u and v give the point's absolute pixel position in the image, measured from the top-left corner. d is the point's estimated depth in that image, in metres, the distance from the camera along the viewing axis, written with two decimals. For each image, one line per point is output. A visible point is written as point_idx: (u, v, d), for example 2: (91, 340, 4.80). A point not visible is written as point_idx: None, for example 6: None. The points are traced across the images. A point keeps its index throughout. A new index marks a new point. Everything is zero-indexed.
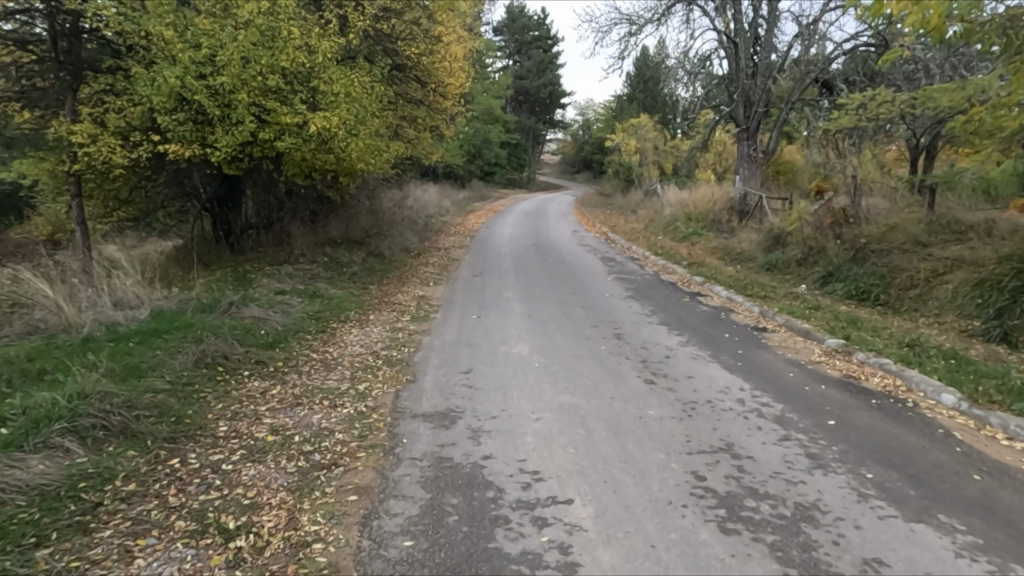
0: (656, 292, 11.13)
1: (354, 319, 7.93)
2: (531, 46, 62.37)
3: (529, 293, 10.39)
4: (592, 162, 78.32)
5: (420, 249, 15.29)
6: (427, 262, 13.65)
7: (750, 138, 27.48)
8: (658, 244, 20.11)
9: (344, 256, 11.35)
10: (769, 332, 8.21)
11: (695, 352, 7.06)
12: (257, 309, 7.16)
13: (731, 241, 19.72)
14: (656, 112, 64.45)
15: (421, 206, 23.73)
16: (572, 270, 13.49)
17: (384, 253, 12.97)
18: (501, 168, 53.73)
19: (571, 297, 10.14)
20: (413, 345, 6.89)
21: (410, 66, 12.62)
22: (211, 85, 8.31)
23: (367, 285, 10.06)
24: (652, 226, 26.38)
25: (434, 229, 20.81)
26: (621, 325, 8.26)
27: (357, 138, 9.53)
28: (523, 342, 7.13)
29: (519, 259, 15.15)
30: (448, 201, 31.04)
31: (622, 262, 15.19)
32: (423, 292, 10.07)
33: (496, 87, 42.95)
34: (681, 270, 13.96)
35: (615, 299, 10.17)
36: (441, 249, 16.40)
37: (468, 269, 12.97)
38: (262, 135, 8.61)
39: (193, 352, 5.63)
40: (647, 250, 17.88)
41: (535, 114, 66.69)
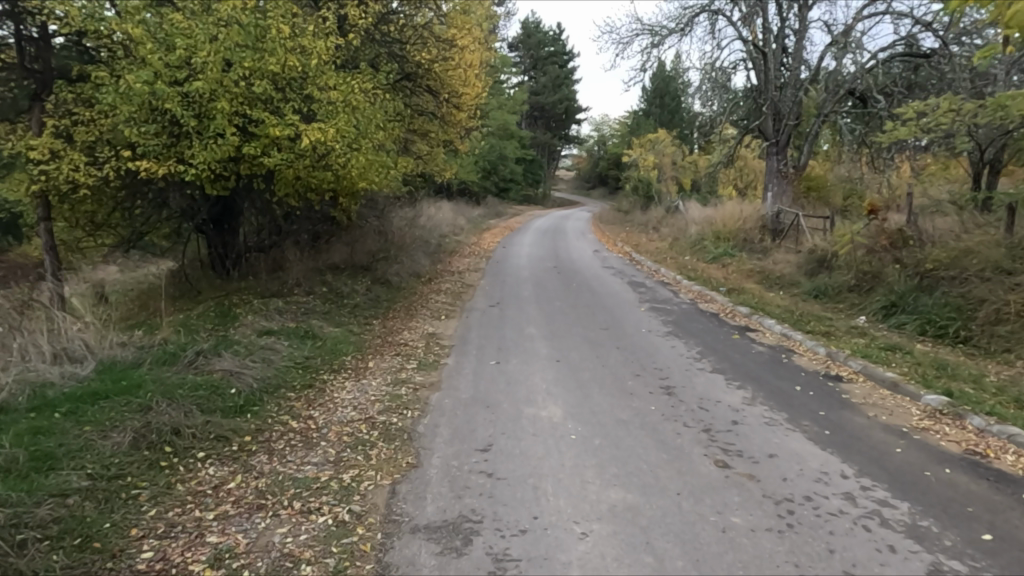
0: (699, 327, 9.73)
1: (350, 368, 6.66)
2: (547, 62, 61.57)
3: (555, 328, 9.06)
4: (608, 178, 77.15)
5: (431, 275, 14.07)
6: (439, 290, 12.41)
7: (779, 153, 26.12)
8: (687, 265, 18.76)
9: (345, 286, 10.13)
10: (847, 384, 6.82)
11: (767, 416, 5.69)
12: (230, 360, 5.92)
13: (767, 263, 18.31)
14: (673, 127, 63.25)
15: (434, 225, 22.55)
16: (599, 298, 12.17)
17: (391, 280, 11.77)
18: (516, 184, 52.71)
19: (604, 335, 8.78)
20: (419, 406, 5.61)
21: (420, 75, 11.57)
22: (186, 92, 7.15)
23: (369, 321, 8.82)
24: (677, 245, 25.02)
25: (447, 250, 19.62)
26: (669, 374, 6.89)
27: (359, 153, 8.35)
28: (554, 403, 5.79)
29: (541, 284, 13.86)
30: (462, 219, 29.95)
31: (653, 288, 13.82)
32: (435, 329, 8.80)
33: (511, 102, 42.02)
34: (721, 297, 12.57)
35: (654, 337, 8.82)
36: (454, 273, 15.15)
37: (486, 297, 11.69)
38: (247, 150, 7.45)
39: (133, 428, 4.37)
40: (677, 273, 16.53)
41: (550, 130, 65.78)
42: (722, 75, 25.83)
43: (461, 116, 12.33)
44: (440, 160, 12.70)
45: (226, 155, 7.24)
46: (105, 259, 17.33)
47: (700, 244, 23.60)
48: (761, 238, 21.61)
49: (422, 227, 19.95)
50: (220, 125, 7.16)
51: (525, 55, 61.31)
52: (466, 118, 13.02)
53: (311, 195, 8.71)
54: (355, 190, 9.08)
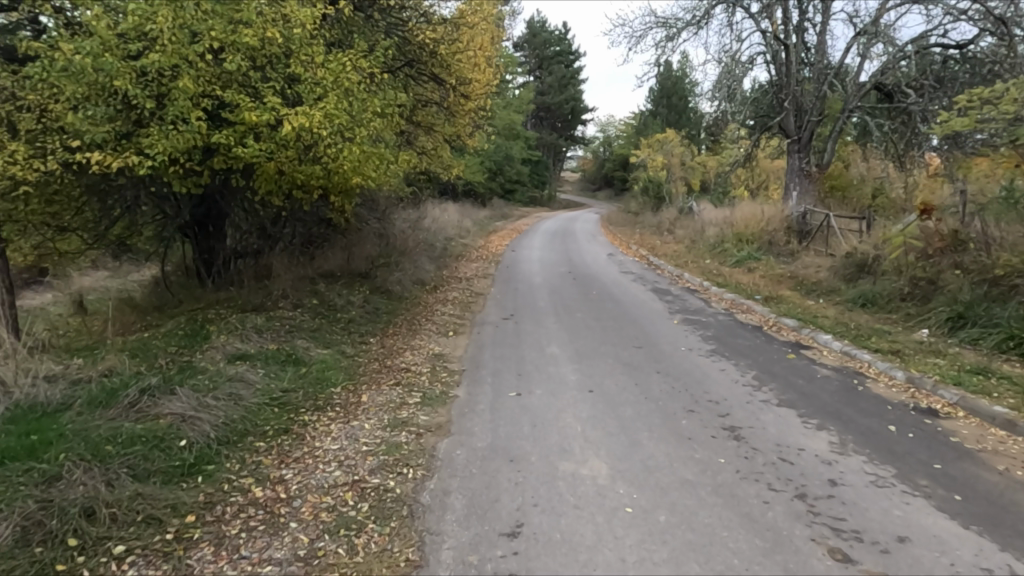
0: (744, 344, 8.44)
1: (338, 404, 5.40)
2: (553, 61, 60.36)
3: (581, 348, 7.78)
4: (614, 179, 75.90)
5: (438, 282, 12.86)
6: (445, 299, 11.18)
7: (802, 151, 24.88)
8: (710, 269, 17.51)
9: (339, 296, 8.92)
10: (949, 421, 5.55)
11: (870, 472, 4.40)
12: (185, 398, 4.72)
13: (797, 267, 17.04)
14: (682, 127, 62.06)
15: (439, 227, 21.31)
16: (624, 309, 10.91)
17: (394, 289, 10.56)
18: (523, 186, 51.59)
19: (639, 356, 7.51)
20: (422, 461, 4.35)
21: (424, 60, 10.46)
22: (142, 68, 5.95)
23: (366, 340, 7.57)
24: (695, 248, 23.78)
25: (453, 255, 18.40)
26: (730, 411, 5.60)
27: (354, 143, 7.13)
28: (596, 455, 4.52)
29: (556, 293, 12.62)
30: (469, 221, 28.80)
31: (681, 297, 12.53)
32: (442, 348, 7.54)
33: (517, 102, 40.91)
34: (759, 306, 11.28)
35: (699, 358, 7.56)
36: (462, 279, 13.93)
37: (497, 309, 10.41)
38: (217, 139, 6.24)
39: (25, 511, 3.18)
40: (703, 279, 15.26)
41: (556, 130, 64.62)
42: (742, 70, 24.63)
43: (470, 106, 11.19)
44: (449, 158, 11.54)
45: (190, 143, 6.02)
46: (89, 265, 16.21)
47: (720, 247, 22.33)
48: (787, 241, 20.34)
49: (425, 229, 18.73)
50: (183, 108, 5.95)
51: (531, 55, 60.12)
52: (475, 109, 11.87)
53: (298, 194, 7.49)
54: (350, 189, 7.86)
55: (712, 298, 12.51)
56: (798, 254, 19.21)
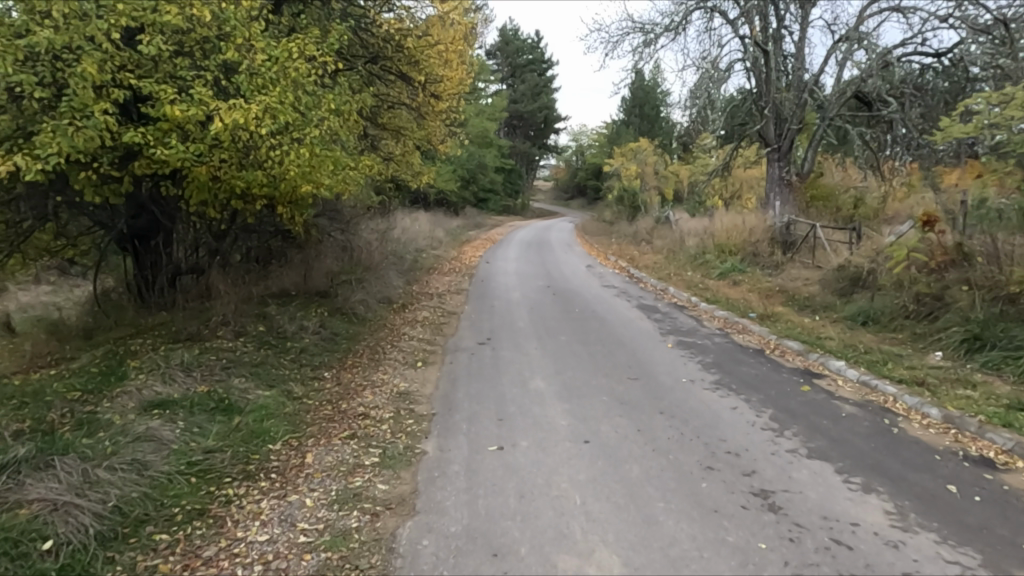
0: (750, 372, 7.53)
1: (274, 469, 4.30)
2: (526, 70, 59.77)
3: (569, 381, 6.79)
4: (587, 188, 75.45)
5: (407, 300, 11.81)
6: (414, 320, 10.12)
7: (781, 160, 24.40)
8: (695, 282, 16.72)
9: (292, 320, 7.81)
10: (1013, 477, 4.66)
11: (950, 561, 3.46)
12: (65, 474, 3.60)
13: (785, 281, 16.35)
14: (655, 136, 61.85)
15: (409, 238, 20.24)
16: (611, 330, 9.97)
17: (357, 310, 9.48)
18: (496, 195, 50.68)
19: (636, 391, 6.54)
20: (376, 560, 3.29)
21: (389, 55, 9.52)
22: (34, 51, 4.83)
23: (318, 378, 6.48)
24: (675, 259, 23.05)
25: (424, 268, 17.34)
26: (756, 469, 4.64)
27: (303, 145, 6.07)
28: (602, 543, 3.51)
29: (536, 311, 11.65)
30: (441, 231, 27.75)
31: (670, 315, 11.64)
32: (409, 384, 6.48)
33: (490, 110, 40.03)
34: (756, 326, 10.42)
35: (704, 392, 6.61)
36: (433, 296, 12.87)
37: (473, 332, 9.38)
38: (131, 137, 5.12)
39: None
40: (689, 293, 14.42)
41: (529, 139, 63.89)
42: (721, 77, 24.07)
43: (441, 106, 10.24)
44: (420, 164, 10.56)
45: (93, 143, 4.91)
46: (23, 282, 14.78)
47: (701, 257, 21.63)
48: (770, 252, 19.69)
49: (395, 241, 17.66)
50: (83, 99, 4.84)
51: (503, 63, 59.43)
52: (447, 112, 10.94)
53: (239, 204, 6.41)
54: (302, 199, 6.79)
55: (703, 316, 11.62)
56: (783, 266, 18.56)
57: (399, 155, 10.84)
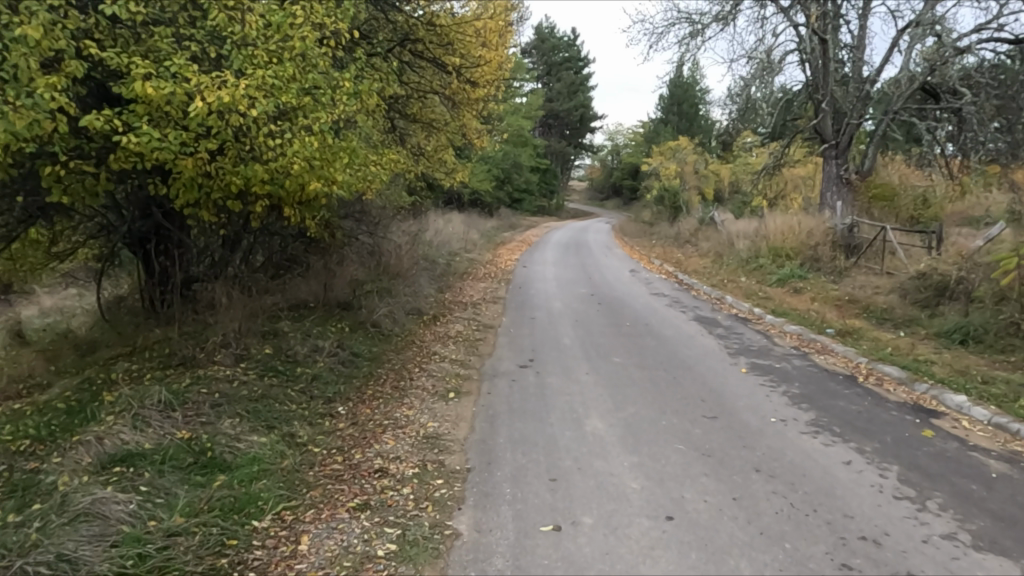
0: (851, 409, 6.21)
1: (255, 564, 3.19)
2: (562, 68, 58.44)
3: (632, 421, 5.57)
4: (623, 188, 73.80)
5: (439, 310, 10.72)
6: (447, 335, 9.01)
7: (839, 157, 22.80)
8: (753, 290, 15.32)
9: (306, 339, 6.76)
10: None
11: None
12: None
13: (853, 289, 14.85)
14: (694, 135, 60.04)
15: (441, 241, 19.16)
16: (670, 349, 8.70)
17: (383, 325, 8.42)
18: (530, 195, 49.43)
19: (717, 437, 5.28)
20: None
21: (421, 35, 8.51)
22: None
23: (330, 416, 5.38)
24: (724, 263, 21.60)
25: (457, 273, 16.25)
26: (912, 569, 3.37)
27: (312, 133, 5.00)
28: None
29: (581, 324, 10.44)
30: (475, 233, 26.64)
31: (735, 330, 10.29)
32: (439, 423, 5.33)
33: (526, 107, 38.84)
34: (838, 345, 9.03)
35: (803, 438, 5.33)
36: (468, 305, 11.77)
37: (513, 351, 8.21)
38: (94, 122, 4.09)
39: None
40: (749, 303, 13.03)
41: (565, 138, 62.49)
42: (775, 70, 22.50)
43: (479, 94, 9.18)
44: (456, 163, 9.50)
45: (43, 129, 3.90)
46: (37, 287, 14.07)
47: (753, 261, 20.15)
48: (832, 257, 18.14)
49: (426, 245, 16.63)
50: (28, 72, 3.83)
51: (539, 61, 58.10)
52: (484, 101, 9.86)
53: (239, 207, 5.38)
54: (313, 200, 5.73)
55: (771, 331, 10.26)
56: (848, 273, 17.02)
57: (437, 152, 9.81)
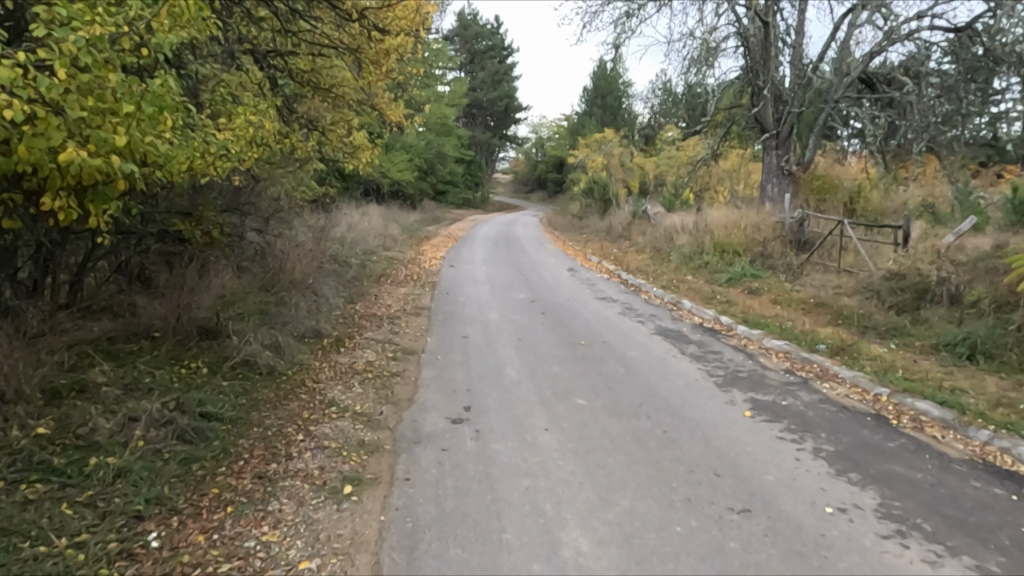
0: (920, 480, 4.43)
1: None
2: (485, 56, 56.18)
3: (632, 533, 3.57)
4: (548, 181, 72.58)
5: (342, 329, 8.43)
6: (355, 367, 6.78)
7: (779, 147, 21.90)
8: (708, 291, 13.79)
9: (123, 402, 4.43)
10: None
11: None
12: None
13: (814, 290, 13.58)
14: (618, 127, 59.37)
15: (354, 238, 16.67)
16: (644, 381, 6.76)
17: (258, 363, 6.11)
18: (455, 187, 47.09)
19: (767, 560, 3.36)
20: None
21: None
22: None
23: (127, 560, 3.14)
24: (667, 258, 20.17)
25: (372, 276, 13.94)
26: None
27: (66, 61, 2.77)
28: None
29: (527, 342, 8.38)
30: (395, 227, 24.20)
31: (709, 348, 8.48)
32: (319, 563, 3.19)
33: (449, 94, 36.56)
34: (841, 368, 7.35)
35: (889, 552, 3.48)
36: (383, 319, 9.57)
37: (443, 393, 6.01)
38: None
39: None
40: (711, 308, 11.38)
41: (489, 128, 60.41)
42: (716, 53, 21.25)
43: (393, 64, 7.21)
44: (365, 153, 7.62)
45: None
46: None
47: (697, 258, 18.74)
48: (782, 253, 16.91)
49: (334, 244, 14.17)
50: None
51: (462, 49, 55.74)
52: (402, 61, 7.80)
53: None
54: (105, 185, 3.46)
55: (751, 348, 8.57)
56: (801, 271, 15.79)
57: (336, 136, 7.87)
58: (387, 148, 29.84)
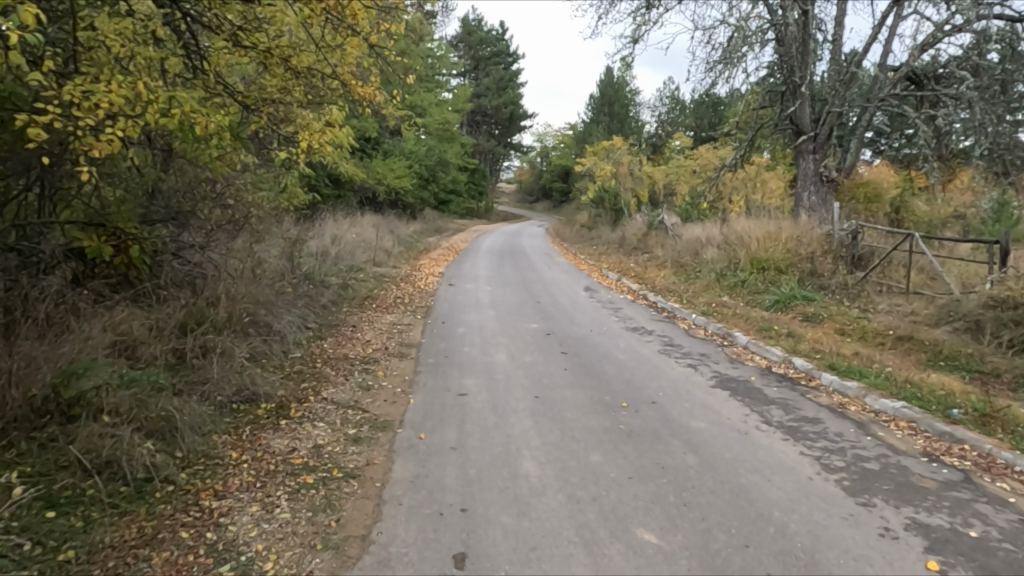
0: None
1: None
2: (490, 62, 54.05)
3: None
4: (554, 191, 70.43)
5: (289, 386, 6.10)
6: (290, 461, 4.46)
7: (817, 151, 19.63)
8: (758, 318, 11.45)
9: None
10: None
11: None
12: None
13: (886, 319, 11.23)
14: (626, 135, 57.16)
15: (338, 253, 14.39)
16: (730, 482, 4.44)
17: (123, 471, 3.82)
18: (458, 196, 44.92)
19: None
20: None
21: None
22: None
23: None
24: (694, 275, 17.87)
25: (354, 300, 11.64)
26: None
27: None
28: None
29: (548, 403, 6.05)
30: (391, 240, 22.00)
31: (799, 411, 6.12)
32: None
33: (451, 98, 34.44)
34: (1014, 455, 4.99)
35: None
36: (355, 365, 7.23)
37: (421, 522, 3.70)
38: None
39: None
40: (776, 345, 8.99)
41: (494, 137, 58.37)
42: (748, 44, 18.94)
43: None
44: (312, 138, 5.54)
45: None
46: None
47: (730, 276, 16.40)
48: (834, 271, 14.56)
49: (309, 261, 11.86)
50: None
51: (466, 55, 53.80)
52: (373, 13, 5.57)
53: None
54: None
55: (857, 412, 6.21)
56: (859, 293, 13.42)
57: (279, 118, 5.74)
58: (385, 154, 27.64)
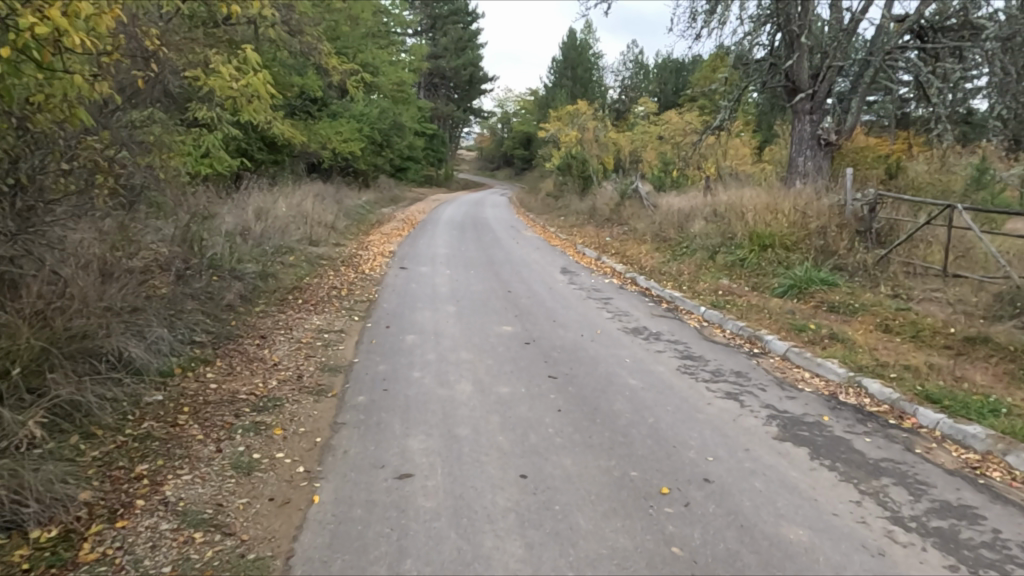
0: None
1: None
2: (448, 21, 50.56)
3: None
4: (515, 158, 67.67)
5: (108, 481, 3.62)
6: None
7: (815, 111, 17.52)
8: (781, 312, 9.29)
9: None
10: None
11: None
12: None
13: (932, 311, 9.22)
14: (590, 100, 54.53)
15: (261, 230, 11.73)
16: None
17: None
18: (415, 164, 41.97)
19: None
20: None
21: None
22: None
23: None
24: (681, 252, 15.71)
25: (274, 296, 9.09)
26: None
27: None
28: None
29: (543, 494, 3.73)
30: (336, 212, 19.28)
31: (933, 494, 3.92)
32: None
33: (406, 56, 31.39)
34: None
35: None
36: (241, 415, 4.75)
37: None
38: None
39: None
40: (829, 356, 6.78)
41: (452, 101, 55.24)
42: None
43: None
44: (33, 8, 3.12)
45: None
46: None
47: (725, 253, 14.29)
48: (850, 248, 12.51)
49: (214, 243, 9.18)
50: None
51: (422, 13, 50.23)
52: None
53: None
54: None
55: (1017, 490, 4.03)
56: (885, 276, 11.39)
57: None
58: (331, 116, 24.68)
